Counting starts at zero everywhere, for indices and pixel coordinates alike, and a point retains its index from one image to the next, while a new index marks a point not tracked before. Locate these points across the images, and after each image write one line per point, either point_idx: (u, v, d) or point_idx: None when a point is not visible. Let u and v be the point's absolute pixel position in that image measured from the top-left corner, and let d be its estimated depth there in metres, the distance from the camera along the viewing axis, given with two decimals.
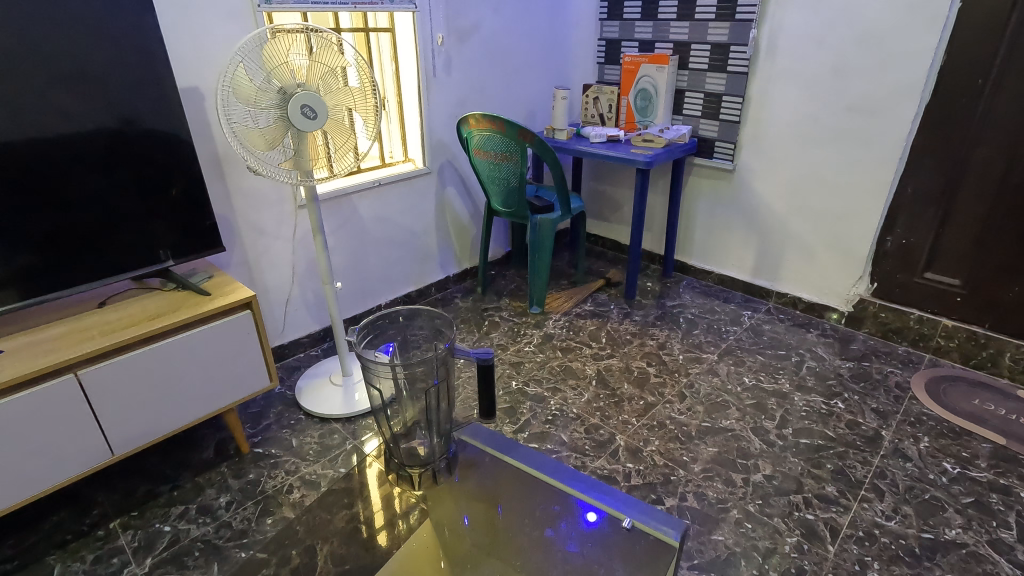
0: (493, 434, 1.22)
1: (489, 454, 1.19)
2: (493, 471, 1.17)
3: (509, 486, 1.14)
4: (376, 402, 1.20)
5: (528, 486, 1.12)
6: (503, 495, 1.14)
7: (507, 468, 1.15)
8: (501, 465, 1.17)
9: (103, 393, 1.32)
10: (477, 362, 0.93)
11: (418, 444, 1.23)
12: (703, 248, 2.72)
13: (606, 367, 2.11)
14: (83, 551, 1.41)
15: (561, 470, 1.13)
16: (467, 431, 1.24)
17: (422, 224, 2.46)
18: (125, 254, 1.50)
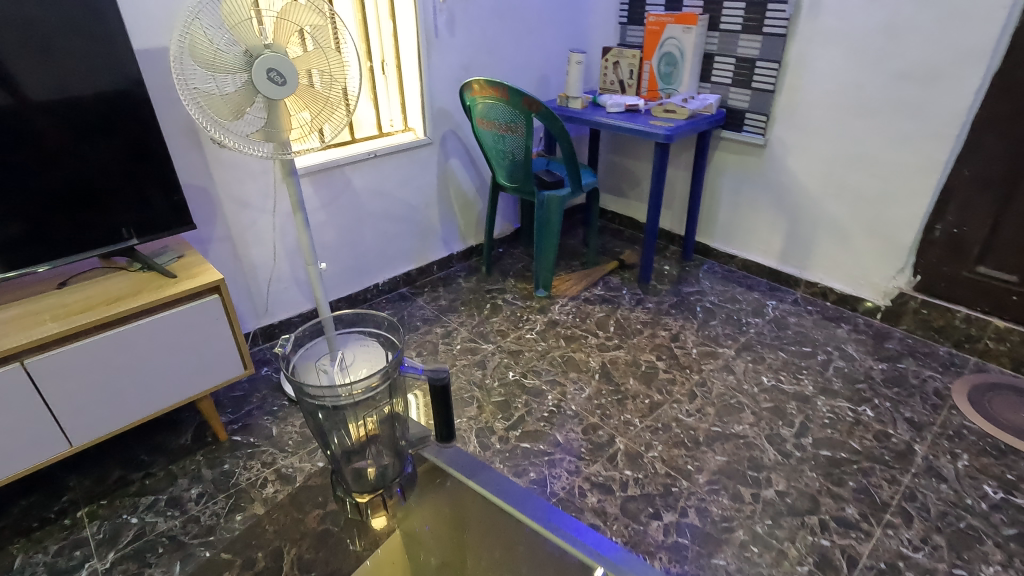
0: (458, 450, 1.05)
1: (453, 475, 1.03)
2: (457, 493, 1.03)
3: (474, 509, 1.01)
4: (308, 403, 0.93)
5: (495, 513, 0.99)
6: (469, 517, 1.02)
7: (472, 493, 1.00)
8: (460, 488, 1.02)
9: (56, 383, 1.22)
10: (428, 377, 0.79)
11: (368, 464, 1.03)
12: (727, 229, 2.50)
13: (611, 359, 1.95)
14: (47, 540, 1.35)
15: (530, 499, 0.97)
16: (435, 449, 1.06)
17: (423, 198, 2.31)
18: (86, 231, 1.39)
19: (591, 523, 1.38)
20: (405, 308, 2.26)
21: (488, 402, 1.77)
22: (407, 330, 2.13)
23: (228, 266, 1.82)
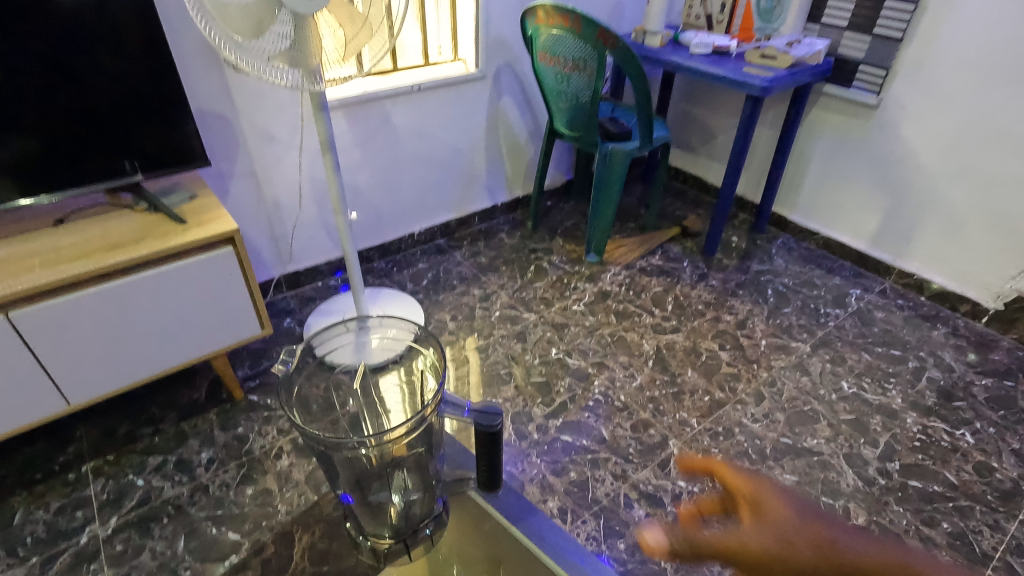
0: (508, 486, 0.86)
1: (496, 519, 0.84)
2: (495, 536, 0.85)
3: (513, 559, 0.85)
4: (323, 446, 0.69)
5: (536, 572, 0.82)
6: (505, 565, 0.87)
7: (513, 542, 0.84)
8: (500, 534, 0.85)
9: (45, 338, 1.08)
10: (477, 426, 0.73)
11: (390, 502, 0.82)
12: (812, 201, 2.18)
13: (667, 344, 1.74)
14: (49, 496, 1.27)
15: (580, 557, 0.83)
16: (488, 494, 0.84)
17: (469, 141, 2.05)
18: (85, 162, 1.21)
19: (637, 541, 1.22)
20: (441, 263, 2.06)
21: (527, 383, 1.59)
22: (442, 289, 1.93)
23: (252, 206, 1.64)
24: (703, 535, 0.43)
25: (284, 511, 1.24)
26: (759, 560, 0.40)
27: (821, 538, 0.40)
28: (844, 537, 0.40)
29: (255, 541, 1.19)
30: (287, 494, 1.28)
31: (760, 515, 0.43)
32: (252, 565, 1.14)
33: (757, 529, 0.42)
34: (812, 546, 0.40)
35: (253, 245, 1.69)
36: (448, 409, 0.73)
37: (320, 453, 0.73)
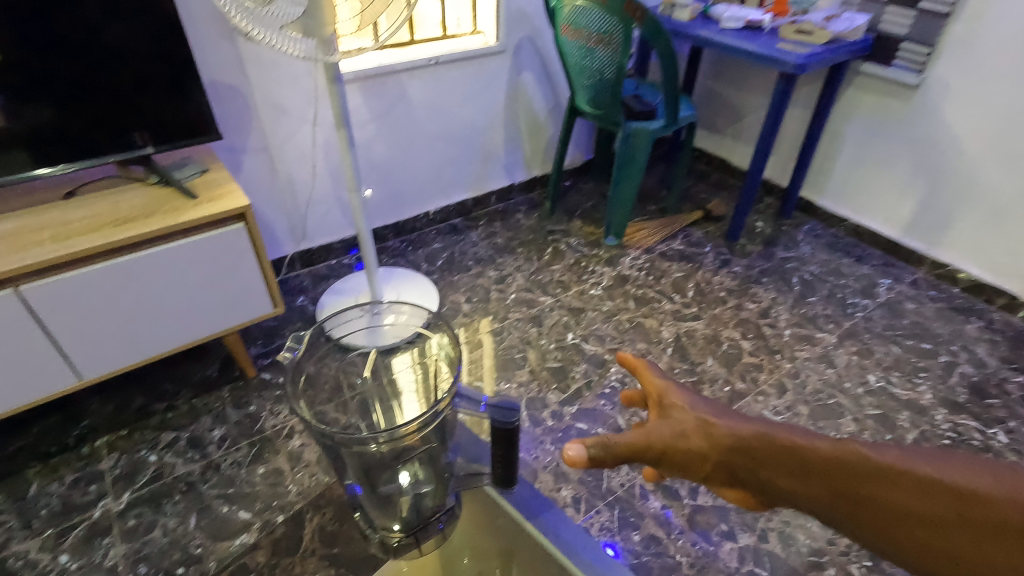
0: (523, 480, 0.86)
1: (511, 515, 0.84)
2: (508, 532, 0.85)
3: (527, 554, 0.85)
4: (333, 440, 0.66)
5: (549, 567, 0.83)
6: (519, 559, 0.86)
7: (528, 538, 0.83)
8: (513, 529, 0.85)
9: (56, 313, 1.06)
10: (494, 422, 0.70)
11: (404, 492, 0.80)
12: (842, 185, 2.09)
13: (687, 331, 1.69)
14: (63, 470, 1.27)
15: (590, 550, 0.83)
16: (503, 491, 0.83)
17: (487, 118, 1.99)
18: (94, 133, 1.18)
19: (652, 534, 1.19)
20: (456, 243, 2.02)
21: (542, 368, 1.55)
22: (457, 270, 1.89)
23: (265, 181, 1.61)
24: (608, 440, 0.53)
25: (295, 492, 1.23)
26: (660, 449, 0.51)
27: (707, 423, 0.51)
28: (731, 422, 0.50)
29: (266, 521, 1.18)
30: (299, 474, 1.27)
31: (665, 408, 0.55)
32: (264, 545, 1.13)
33: (660, 423, 0.53)
34: (703, 428, 0.50)
35: (266, 222, 1.66)
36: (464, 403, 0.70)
37: (330, 447, 0.69)
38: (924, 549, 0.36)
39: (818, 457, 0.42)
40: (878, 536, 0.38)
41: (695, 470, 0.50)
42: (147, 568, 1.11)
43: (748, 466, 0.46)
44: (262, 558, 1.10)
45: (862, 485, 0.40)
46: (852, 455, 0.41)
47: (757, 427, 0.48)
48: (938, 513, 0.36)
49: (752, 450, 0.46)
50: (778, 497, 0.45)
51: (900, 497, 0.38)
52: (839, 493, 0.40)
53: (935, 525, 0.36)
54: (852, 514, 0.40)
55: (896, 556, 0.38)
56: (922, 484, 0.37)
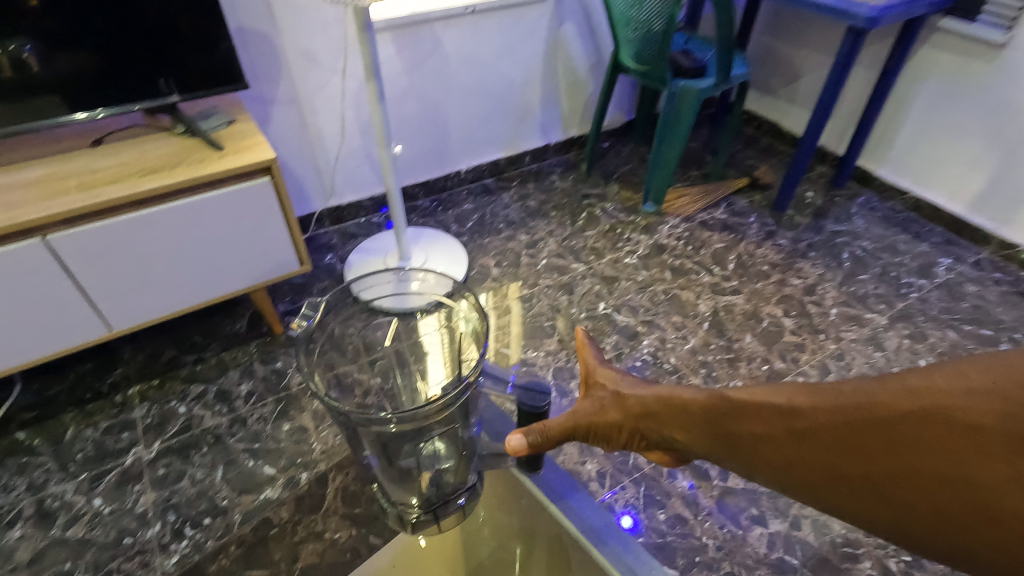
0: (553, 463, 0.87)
1: (534, 495, 0.85)
2: (532, 512, 0.86)
3: (547, 532, 0.86)
4: (348, 416, 0.63)
5: (568, 548, 0.84)
6: (539, 535, 0.88)
7: (548, 518, 0.85)
8: (539, 510, 0.86)
9: (83, 262, 1.05)
10: (522, 405, 0.70)
11: (424, 469, 0.79)
12: (906, 155, 1.93)
13: (726, 306, 1.61)
14: (98, 416, 1.30)
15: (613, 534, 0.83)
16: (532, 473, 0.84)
17: (525, 72, 1.89)
18: (120, 78, 1.14)
19: (679, 514, 1.15)
20: (488, 205, 1.95)
21: (571, 337, 1.50)
22: (487, 233, 1.84)
23: (294, 135, 1.56)
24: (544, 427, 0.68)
25: (319, 450, 1.23)
26: (585, 426, 0.65)
27: (623, 395, 0.64)
28: (641, 391, 0.62)
29: (290, 477, 1.18)
30: (323, 433, 1.27)
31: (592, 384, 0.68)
32: (288, 501, 1.13)
33: (585, 403, 0.66)
34: (618, 402, 0.63)
35: (295, 176, 1.63)
36: (491, 383, 0.70)
37: (346, 423, 0.67)
38: (774, 465, 0.48)
39: (698, 410, 0.55)
40: (744, 460, 0.51)
41: (620, 435, 0.63)
42: (175, 516, 1.13)
43: (654, 426, 0.59)
44: (286, 514, 1.10)
45: (731, 426, 0.52)
46: (716, 401, 0.54)
47: (657, 393, 0.60)
48: (775, 434, 0.48)
49: (654, 415, 0.59)
50: (685, 448, 0.58)
51: (752, 427, 0.50)
52: (713, 435, 0.53)
53: (772, 443, 0.48)
54: (726, 449, 0.52)
55: (761, 475, 0.50)
56: (765, 417, 0.49)
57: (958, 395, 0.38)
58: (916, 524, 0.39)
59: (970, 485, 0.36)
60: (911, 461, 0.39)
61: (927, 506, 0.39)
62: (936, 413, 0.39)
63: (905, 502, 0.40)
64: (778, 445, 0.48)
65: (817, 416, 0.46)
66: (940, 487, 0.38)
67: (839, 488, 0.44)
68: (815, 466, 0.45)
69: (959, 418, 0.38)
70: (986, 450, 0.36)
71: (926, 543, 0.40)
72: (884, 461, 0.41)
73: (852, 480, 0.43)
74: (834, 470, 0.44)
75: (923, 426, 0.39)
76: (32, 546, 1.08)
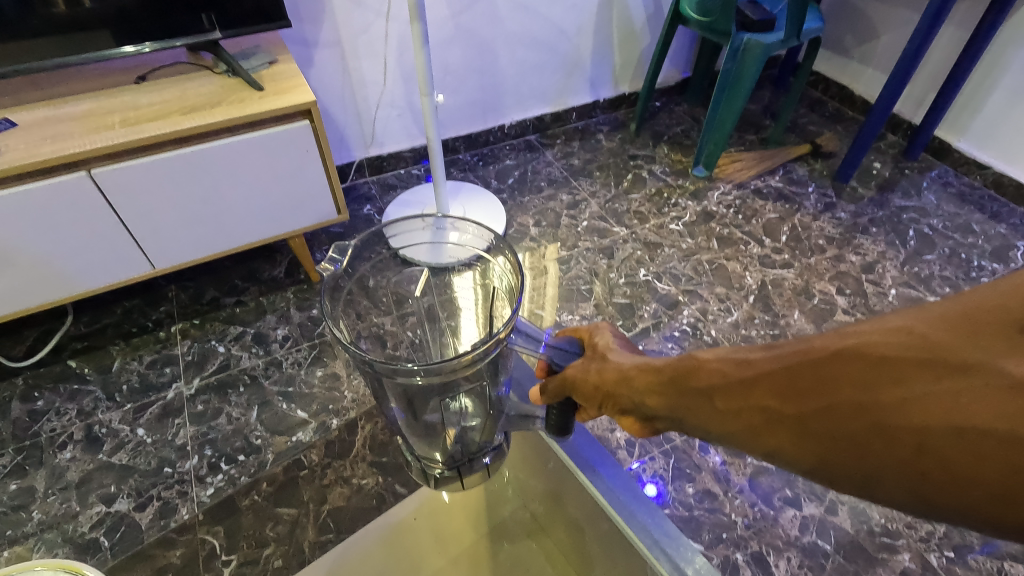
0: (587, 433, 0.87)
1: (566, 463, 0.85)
2: (561, 476, 0.87)
3: (575, 497, 0.86)
4: (377, 365, 0.60)
5: (596, 516, 0.84)
6: (566, 498, 0.87)
7: (577, 485, 0.85)
8: (570, 477, 0.86)
9: (125, 197, 1.06)
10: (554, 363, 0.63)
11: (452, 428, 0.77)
12: (990, 126, 1.76)
13: (775, 280, 1.52)
14: (143, 349, 1.35)
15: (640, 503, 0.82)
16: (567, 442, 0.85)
17: (577, 21, 1.78)
18: (164, 12, 1.12)
19: (708, 489, 1.12)
20: (530, 161, 1.89)
21: (608, 302, 1.46)
22: (528, 191, 1.78)
23: (336, 80, 1.53)
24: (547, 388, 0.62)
25: (350, 398, 1.24)
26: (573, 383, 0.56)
27: (606, 364, 0.53)
28: (626, 359, 0.51)
29: (322, 422, 1.20)
30: (355, 382, 1.27)
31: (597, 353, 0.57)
32: (318, 445, 1.15)
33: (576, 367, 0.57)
34: (599, 368, 0.53)
35: (335, 122, 1.61)
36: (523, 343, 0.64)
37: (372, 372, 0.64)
38: (712, 418, 0.37)
39: (661, 369, 0.44)
40: (690, 415, 0.40)
41: (595, 397, 0.53)
42: (212, 451, 1.16)
43: (625, 392, 0.48)
44: (316, 457, 1.12)
45: (682, 382, 0.41)
46: (676, 360, 0.43)
47: (638, 360, 0.49)
48: (716, 387, 0.37)
49: (625, 381, 0.48)
50: (656, 418, 0.46)
51: (699, 379, 0.39)
52: (668, 393, 0.42)
53: (717, 396, 0.37)
54: (680, 406, 0.41)
55: (706, 433, 0.39)
56: (716, 370, 0.38)
57: (906, 325, 0.29)
58: (854, 472, 0.29)
59: (910, 416, 0.27)
60: (855, 393, 0.29)
61: (861, 447, 0.29)
62: (882, 337, 0.29)
63: (840, 446, 0.29)
64: (724, 396, 0.37)
65: (767, 359, 0.35)
66: (880, 422, 0.28)
67: (775, 437, 0.33)
68: (755, 413, 0.34)
69: (908, 346, 0.28)
70: (933, 374, 0.27)
71: (870, 494, 0.29)
72: (818, 400, 0.31)
73: (790, 426, 0.32)
74: (764, 417, 0.34)
75: (862, 358, 0.29)
76: (81, 468, 1.14)
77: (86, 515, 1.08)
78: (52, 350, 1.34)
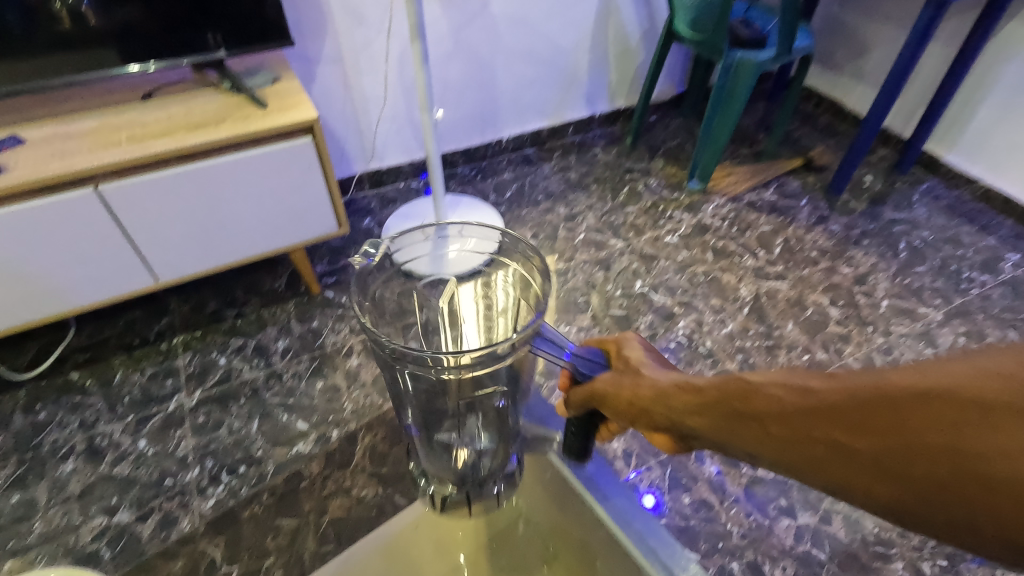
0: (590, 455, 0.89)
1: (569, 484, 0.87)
2: (564, 499, 0.88)
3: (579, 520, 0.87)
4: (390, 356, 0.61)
5: (599, 536, 0.84)
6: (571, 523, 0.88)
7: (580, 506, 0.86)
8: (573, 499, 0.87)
9: (132, 212, 1.08)
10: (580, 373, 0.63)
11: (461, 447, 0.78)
12: (979, 141, 1.80)
13: (769, 291, 1.55)
14: (144, 361, 1.36)
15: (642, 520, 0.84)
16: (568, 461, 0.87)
17: (574, 37, 1.82)
18: (170, 32, 1.15)
19: (704, 499, 1.13)
20: (528, 175, 1.92)
21: (605, 314, 1.48)
22: (526, 204, 1.81)
23: (338, 95, 1.56)
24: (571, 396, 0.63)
25: (350, 410, 1.25)
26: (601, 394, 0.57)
27: (639, 376, 0.54)
28: (662, 374, 0.52)
29: (321, 434, 1.21)
30: (355, 394, 1.29)
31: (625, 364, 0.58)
32: (318, 456, 1.16)
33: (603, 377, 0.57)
34: (634, 380, 0.54)
35: (336, 137, 1.63)
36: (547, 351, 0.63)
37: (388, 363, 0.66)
38: (777, 443, 0.39)
39: (708, 391, 0.46)
40: (748, 440, 0.42)
41: (627, 412, 0.54)
42: (213, 463, 1.17)
43: (662, 410, 0.49)
44: (317, 468, 1.13)
45: (739, 405, 0.43)
46: (731, 381, 0.44)
47: (677, 379, 0.50)
48: (783, 414, 0.39)
49: (665, 399, 0.49)
50: (695, 436, 0.48)
51: (762, 405, 0.41)
52: (722, 416, 0.44)
53: (784, 423, 0.39)
54: (735, 429, 0.43)
55: (766, 457, 0.41)
56: (779, 397, 0.40)
57: (991, 372, 0.32)
58: (932, 508, 0.32)
59: (997, 462, 0.29)
60: (944, 436, 0.32)
61: (944, 487, 0.31)
62: (971, 384, 0.32)
63: (923, 484, 0.32)
64: (790, 425, 0.39)
65: (838, 391, 0.37)
66: (966, 465, 0.30)
67: (852, 469, 0.35)
68: (832, 447, 0.36)
69: (996, 395, 0.31)
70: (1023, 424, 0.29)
71: (948, 533, 0.32)
72: (903, 438, 0.33)
73: (870, 461, 0.34)
74: (840, 448, 0.36)
75: (951, 401, 0.32)
76: (83, 480, 1.15)
77: (87, 527, 1.08)
78: (54, 362, 1.36)
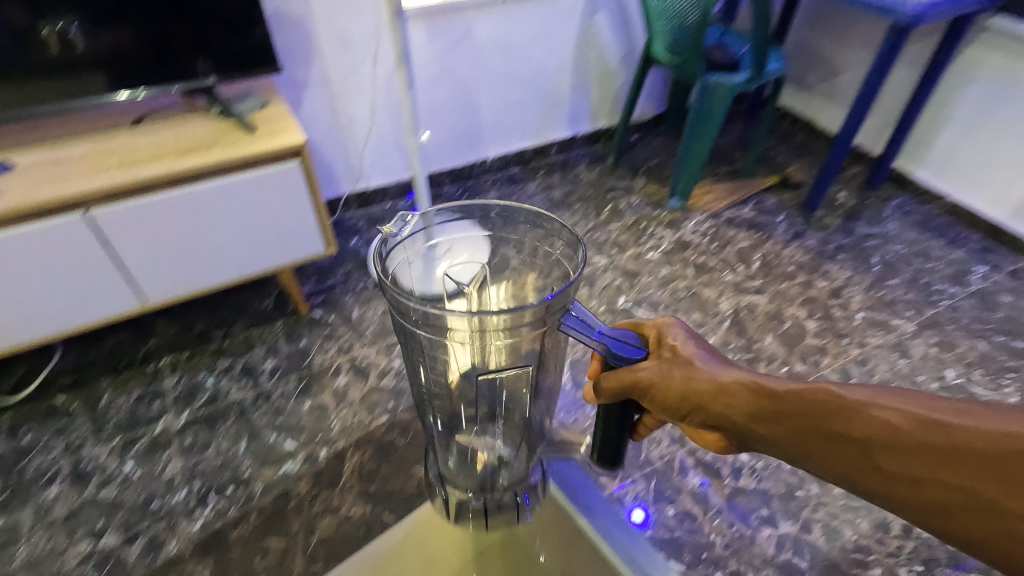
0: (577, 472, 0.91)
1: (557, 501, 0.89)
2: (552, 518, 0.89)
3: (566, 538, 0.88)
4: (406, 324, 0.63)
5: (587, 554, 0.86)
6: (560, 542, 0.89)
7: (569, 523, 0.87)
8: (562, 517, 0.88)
9: (123, 235, 1.10)
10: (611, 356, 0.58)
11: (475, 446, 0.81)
12: (944, 159, 1.88)
13: (748, 305, 1.59)
14: (131, 383, 1.36)
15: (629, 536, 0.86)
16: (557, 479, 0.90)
17: (556, 61, 1.88)
18: (161, 59, 1.18)
19: (687, 510, 1.15)
20: (513, 193, 1.96)
21: None
22: None
23: (325, 118, 1.59)
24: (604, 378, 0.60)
25: (337, 428, 1.26)
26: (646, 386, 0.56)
27: (695, 369, 0.54)
28: (724, 371, 0.53)
29: (309, 453, 1.21)
30: (342, 412, 1.29)
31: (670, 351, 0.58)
32: (305, 475, 1.16)
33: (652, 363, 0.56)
34: (688, 373, 0.54)
35: (323, 159, 1.66)
36: (577, 331, 0.58)
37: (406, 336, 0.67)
38: (875, 471, 0.43)
39: (790, 401, 0.48)
40: (836, 460, 0.45)
41: (678, 406, 0.54)
42: (200, 484, 1.17)
43: (731, 418, 0.51)
44: (305, 487, 1.14)
45: (831, 423, 0.45)
46: (820, 395, 0.46)
47: (746, 382, 0.51)
48: (886, 444, 0.42)
49: (731, 399, 0.51)
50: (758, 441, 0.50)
51: (863, 429, 0.43)
52: (808, 431, 0.46)
53: (887, 453, 0.42)
54: (822, 447, 0.45)
55: (853, 478, 0.44)
56: (877, 418, 0.43)
57: None
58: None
59: None
60: None
61: None
62: None
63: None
64: (887, 449, 0.42)
65: (944, 429, 0.41)
66: None
67: (953, 508, 0.39)
68: (933, 484, 0.40)
69: None
70: None
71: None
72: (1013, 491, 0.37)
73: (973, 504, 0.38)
74: (944, 486, 0.40)
75: None
76: (69, 503, 1.15)
77: (72, 552, 1.08)
78: (40, 385, 1.35)
